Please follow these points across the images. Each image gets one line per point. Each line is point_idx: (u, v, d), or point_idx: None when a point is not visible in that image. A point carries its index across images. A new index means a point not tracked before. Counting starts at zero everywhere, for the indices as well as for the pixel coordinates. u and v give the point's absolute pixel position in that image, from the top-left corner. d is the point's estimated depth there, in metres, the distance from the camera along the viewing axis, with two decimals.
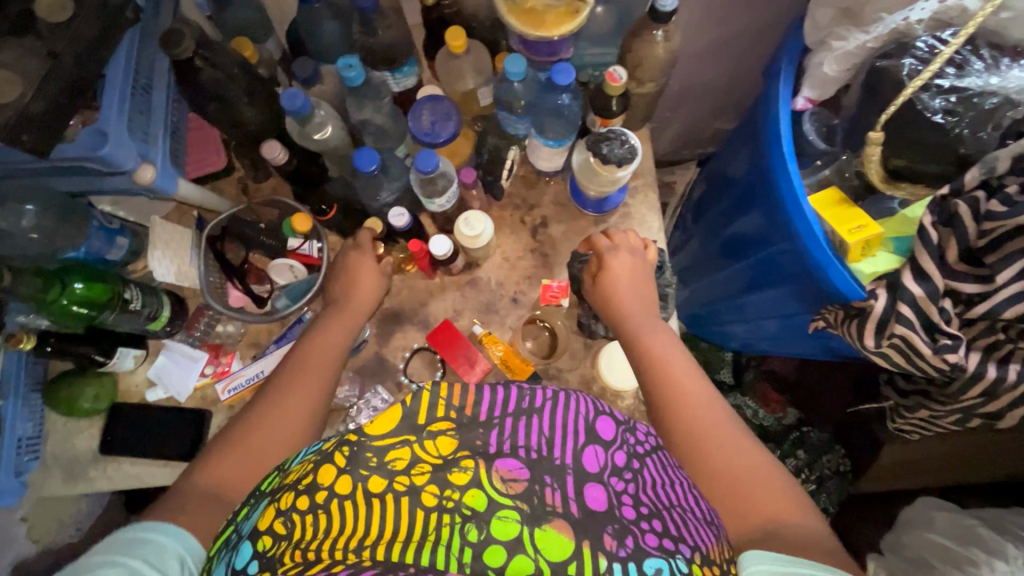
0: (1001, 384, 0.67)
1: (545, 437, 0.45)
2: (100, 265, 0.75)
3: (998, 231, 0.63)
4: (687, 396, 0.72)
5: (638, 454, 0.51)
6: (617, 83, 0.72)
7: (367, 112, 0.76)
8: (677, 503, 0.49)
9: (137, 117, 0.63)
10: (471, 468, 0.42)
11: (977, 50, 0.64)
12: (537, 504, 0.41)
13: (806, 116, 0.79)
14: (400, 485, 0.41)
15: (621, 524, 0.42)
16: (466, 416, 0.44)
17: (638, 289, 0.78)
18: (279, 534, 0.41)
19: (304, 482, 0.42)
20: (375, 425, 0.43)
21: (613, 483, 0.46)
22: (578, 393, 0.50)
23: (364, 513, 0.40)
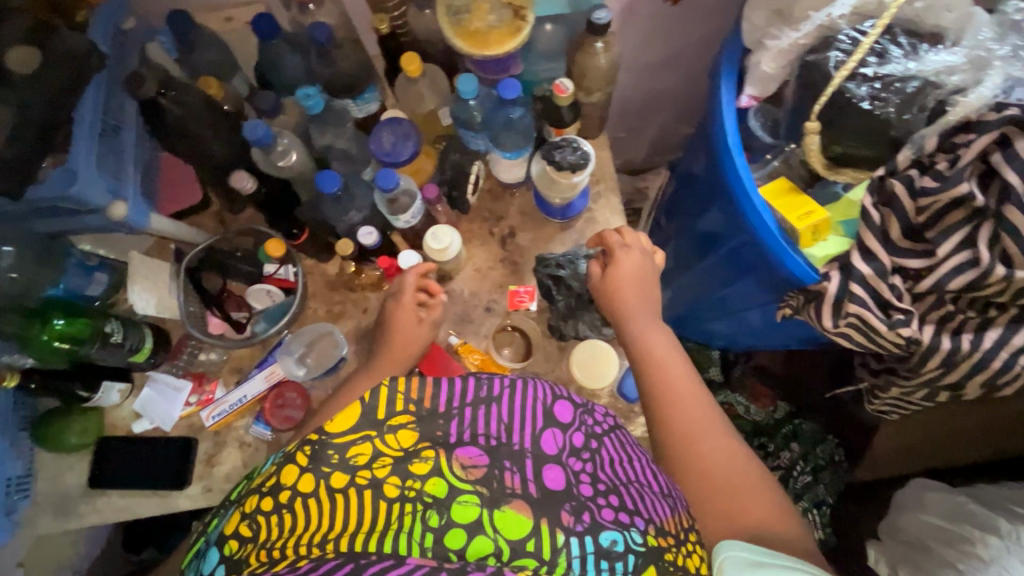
0: (957, 353, 0.70)
1: (503, 423, 0.49)
2: (79, 301, 0.78)
3: (934, 206, 0.66)
4: (684, 397, 0.74)
5: (598, 433, 0.54)
6: (565, 94, 0.76)
7: (330, 137, 0.79)
8: (637, 479, 0.52)
9: (106, 157, 0.67)
10: (432, 458, 0.46)
11: (895, 38, 0.67)
12: (497, 488, 0.45)
13: (751, 113, 0.83)
14: (361, 479, 0.45)
15: (578, 502, 0.46)
16: (425, 410, 0.49)
17: (640, 290, 0.80)
18: (244, 537, 0.44)
19: (268, 485, 0.46)
20: (335, 424, 0.47)
21: (572, 464, 0.49)
22: (535, 380, 0.54)
23: (326, 507, 0.44)
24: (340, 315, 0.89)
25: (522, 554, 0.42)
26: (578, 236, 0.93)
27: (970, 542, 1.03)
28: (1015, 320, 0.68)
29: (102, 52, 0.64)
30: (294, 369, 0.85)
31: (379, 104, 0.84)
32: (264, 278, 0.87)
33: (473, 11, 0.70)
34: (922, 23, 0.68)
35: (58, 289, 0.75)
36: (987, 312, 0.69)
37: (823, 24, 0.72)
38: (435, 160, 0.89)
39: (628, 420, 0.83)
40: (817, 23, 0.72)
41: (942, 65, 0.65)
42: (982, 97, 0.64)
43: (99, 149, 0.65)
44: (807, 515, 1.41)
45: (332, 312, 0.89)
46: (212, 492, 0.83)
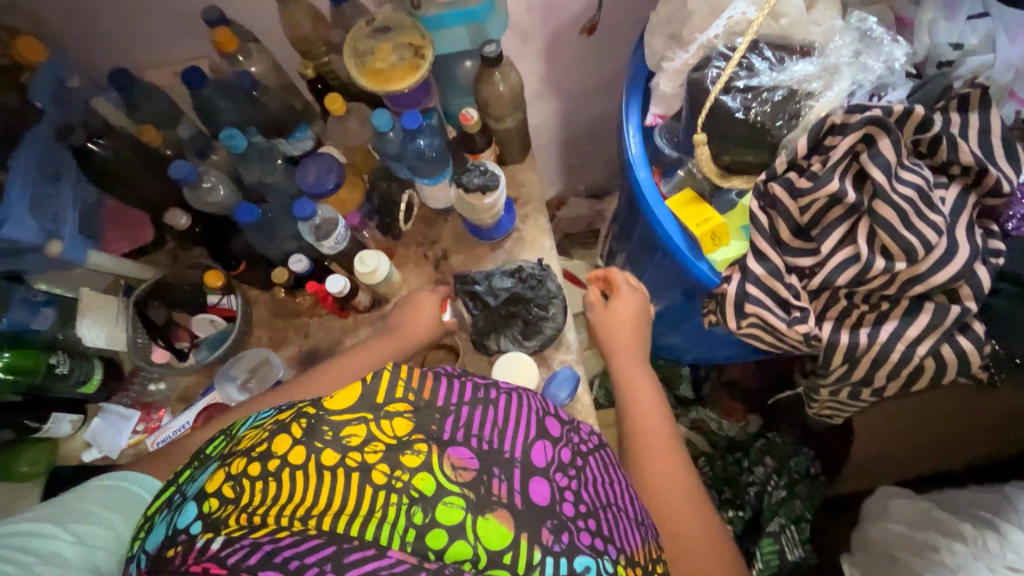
0: (856, 348, 0.71)
1: (497, 428, 0.46)
2: (25, 335, 0.81)
3: (814, 205, 0.68)
4: (661, 437, 0.78)
5: (583, 452, 0.50)
6: (471, 122, 0.82)
7: (258, 173, 0.86)
8: (616, 503, 0.49)
9: (46, 202, 0.74)
10: (425, 452, 0.42)
11: (761, 51, 0.73)
12: (484, 493, 0.41)
13: (657, 130, 0.87)
14: (352, 460, 0.40)
15: (559, 520, 0.42)
16: (424, 400, 0.45)
17: (628, 332, 0.86)
18: (226, 498, 0.40)
19: (258, 449, 0.42)
20: (335, 401, 0.44)
21: (558, 479, 0.45)
22: (525, 391, 0.51)
23: (311, 484, 0.39)
24: (281, 341, 0.93)
25: (497, 565, 0.38)
26: (508, 255, 0.96)
27: (937, 550, 1.00)
28: (908, 311, 0.69)
29: (40, 108, 0.73)
30: (233, 395, 0.88)
31: (313, 141, 0.90)
32: (208, 308, 0.92)
33: (376, 52, 0.78)
34: (791, 39, 0.73)
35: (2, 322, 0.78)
36: (881, 306, 0.71)
37: (703, 45, 0.77)
38: (363, 191, 0.94)
39: None
40: (699, 43, 0.77)
41: (802, 75, 0.71)
42: (833, 101, 0.70)
43: (36, 195, 0.72)
44: (784, 532, 1.31)
45: (275, 339, 0.93)
46: None
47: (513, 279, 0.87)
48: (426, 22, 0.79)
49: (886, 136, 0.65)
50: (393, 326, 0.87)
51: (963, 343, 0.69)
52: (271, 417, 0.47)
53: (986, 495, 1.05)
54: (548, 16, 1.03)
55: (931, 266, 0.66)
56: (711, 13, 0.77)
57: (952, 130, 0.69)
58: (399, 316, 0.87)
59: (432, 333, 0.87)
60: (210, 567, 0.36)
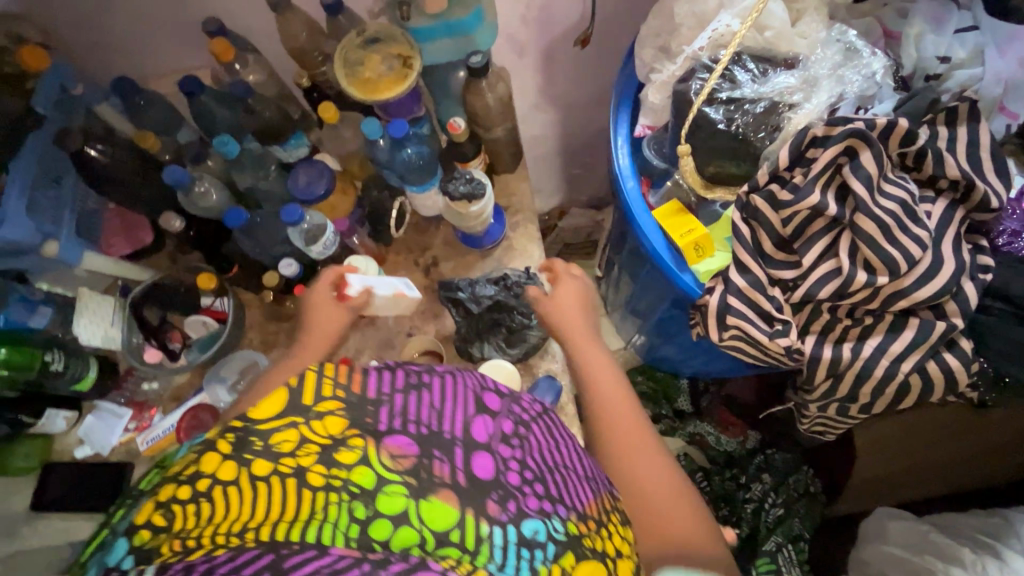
0: (840, 362, 0.69)
1: (436, 410, 0.43)
2: (22, 332, 0.83)
3: (795, 217, 0.68)
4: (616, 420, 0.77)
5: (526, 420, 0.48)
6: (458, 131, 0.84)
7: (250, 179, 0.88)
8: (564, 464, 0.49)
9: (43, 204, 0.77)
10: (361, 447, 0.39)
11: (744, 63, 0.73)
12: (426, 477, 0.39)
13: (645, 142, 0.86)
14: (285, 467, 0.37)
15: (504, 490, 0.42)
16: (355, 395, 0.41)
17: (579, 319, 0.84)
18: (157, 527, 0.37)
19: (186, 471, 0.38)
20: (258, 409, 0.39)
21: (501, 450, 0.44)
22: (462, 369, 0.48)
23: (246, 496, 0.37)
24: (272, 344, 0.95)
25: (446, 544, 0.37)
26: (497, 263, 0.96)
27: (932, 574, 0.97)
28: (893, 327, 0.68)
29: (42, 115, 0.76)
30: (222, 396, 0.89)
31: (308, 148, 0.91)
32: (201, 309, 0.93)
33: (365, 63, 0.80)
34: (775, 51, 0.73)
35: None
36: (865, 320, 0.70)
37: (687, 57, 0.77)
38: (355, 197, 0.95)
39: None
40: (686, 55, 0.77)
41: (783, 86, 0.71)
42: (810, 114, 0.70)
43: (32, 199, 0.75)
44: (780, 551, 1.28)
45: (266, 341, 0.95)
46: None
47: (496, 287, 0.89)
48: (415, 33, 0.81)
49: (868, 149, 0.65)
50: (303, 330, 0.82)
51: (949, 359, 0.67)
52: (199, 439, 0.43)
53: (987, 520, 1.03)
54: (543, 28, 1.04)
55: (916, 281, 0.65)
56: (698, 25, 0.78)
57: (940, 144, 0.68)
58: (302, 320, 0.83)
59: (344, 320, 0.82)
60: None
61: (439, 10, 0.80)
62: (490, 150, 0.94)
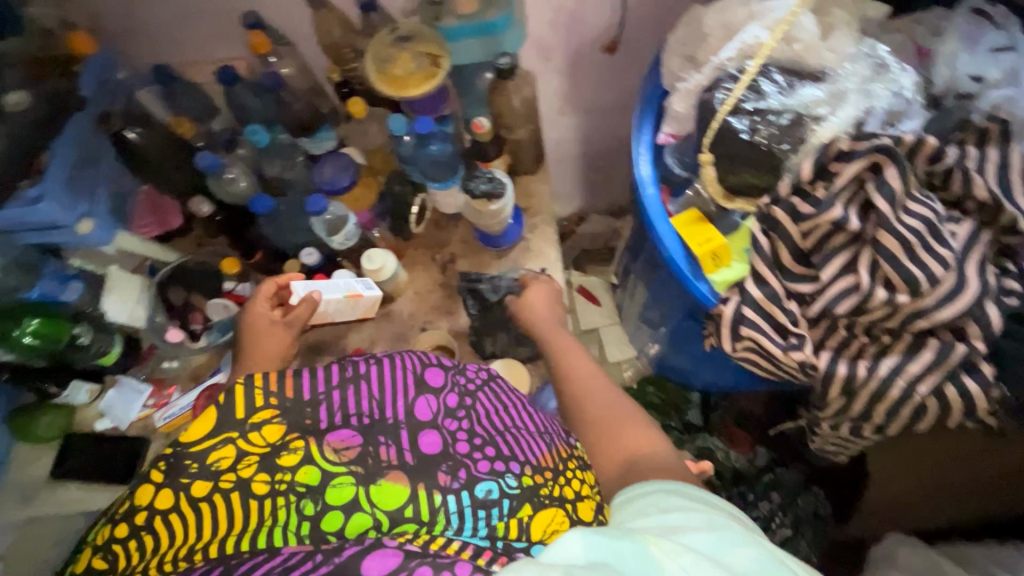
0: (854, 380, 0.68)
1: (375, 400, 0.48)
2: (54, 305, 0.86)
3: (816, 231, 0.67)
4: (572, 368, 0.80)
5: (472, 390, 0.52)
6: (483, 130, 0.85)
7: (278, 168, 0.90)
8: (514, 425, 0.52)
9: (82, 183, 0.80)
10: (302, 448, 0.45)
11: (771, 74, 0.73)
12: (372, 464, 0.45)
13: (667, 150, 0.84)
14: (225, 483, 0.44)
15: (454, 460, 0.46)
16: (289, 400, 0.47)
17: (536, 296, 0.88)
18: (99, 569, 0.46)
19: (122, 511, 0.46)
20: (188, 433, 0.46)
21: (447, 425, 0.49)
22: (403, 351, 0.52)
23: (190, 518, 0.44)
24: None
25: (401, 521, 0.42)
26: (513, 263, 0.97)
27: None
28: (911, 347, 0.67)
29: (84, 96, 0.79)
30: None
31: (335, 142, 0.93)
32: (223, 293, 0.95)
33: (395, 60, 0.82)
34: (804, 64, 0.73)
35: (32, 293, 0.84)
36: (882, 338, 0.69)
37: (714, 66, 0.77)
38: (376, 191, 0.96)
39: None
40: (713, 65, 0.77)
41: (810, 99, 0.71)
42: (838, 127, 0.69)
43: (74, 176, 0.78)
44: None
45: None
46: None
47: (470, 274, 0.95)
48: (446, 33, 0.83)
49: (893, 165, 0.65)
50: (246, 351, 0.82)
51: (968, 384, 0.66)
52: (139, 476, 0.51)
53: (1003, 554, 1.00)
54: (572, 33, 1.05)
55: (937, 301, 0.64)
56: (726, 36, 0.77)
57: (970, 163, 0.67)
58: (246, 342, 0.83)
59: (286, 337, 0.83)
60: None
61: (470, 13, 0.82)
62: (512, 150, 0.95)
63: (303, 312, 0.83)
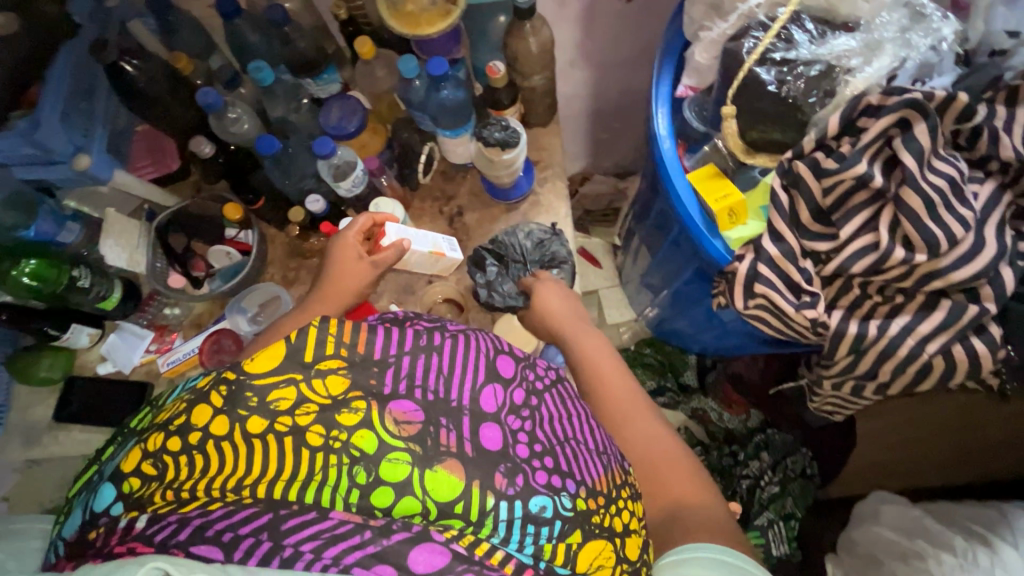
0: (864, 339, 0.69)
1: (443, 376, 0.49)
2: (52, 246, 0.85)
3: (838, 187, 0.66)
4: (615, 393, 0.77)
5: (538, 389, 0.53)
6: (498, 75, 0.82)
7: (281, 110, 0.88)
8: (573, 437, 0.53)
9: (77, 117, 0.76)
10: (364, 410, 0.44)
11: (803, 23, 0.70)
12: (431, 446, 0.44)
13: (686, 103, 0.85)
14: (281, 426, 0.43)
15: (513, 463, 0.46)
16: (359, 355, 0.47)
17: (564, 304, 0.84)
18: (147, 475, 0.44)
19: (175, 423, 0.44)
20: (255, 363, 0.45)
21: (511, 423, 0.49)
22: (478, 334, 0.54)
23: (241, 452, 0.42)
24: (294, 281, 0.95)
25: (449, 515, 0.43)
26: (522, 217, 0.95)
27: (923, 558, 0.99)
28: (923, 307, 0.68)
29: (77, 22, 0.75)
30: (244, 326, 0.91)
31: (340, 85, 0.89)
32: (225, 240, 0.94)
33: None
34: (836, 13, 0.70)
35: (28, 232, 0.82)
36: (896, 299, 0.69)
37: (742, 14, 0.74)
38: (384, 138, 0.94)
39: None
40: (740, 13, 0.74)
41: (842, 50, 0.68)
42: (870, 79, 0.67)
43: (67, 107, 0.74)
44: (772, 528, 1.31)
45: (286, 278, 0.95)
46: None
47: (497, 262, 0.90)
48: None
49: (923, 121, 0.63)
50: (323, 287, 0.81)
51: (976, 344, 0.67)
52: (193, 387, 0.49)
53: (982, 510, 1.04)
54: None
55: (954, 262, 0.64)
56: None
57: (999, 123, 0.65)
58: (326, 275, 0.81)
59: (367, 276, 0.80)
60: (137, 545, 0.40)
61: None
62: (526, 100, 0.92)
63: (390, 256, 0.80)
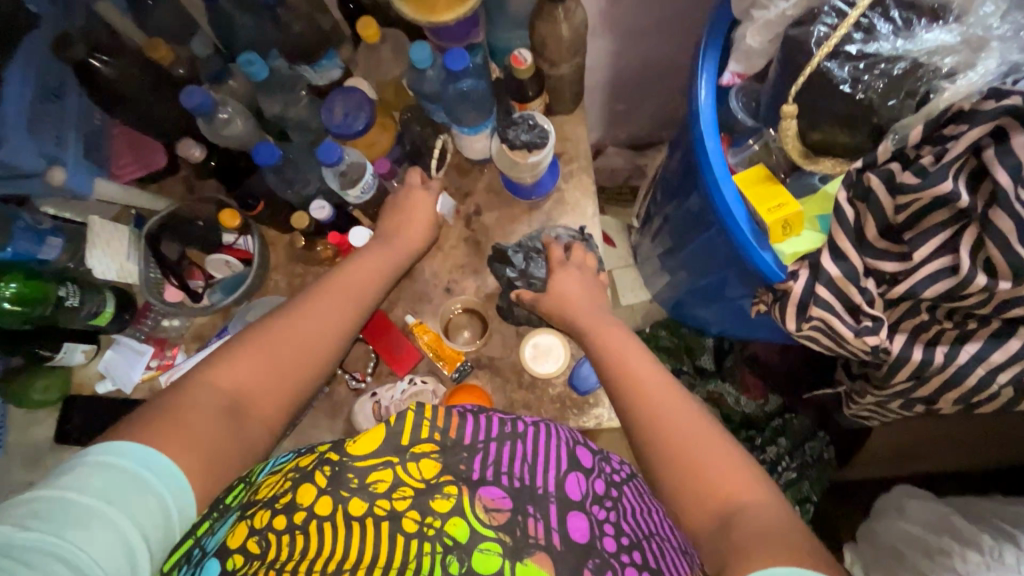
0: (928, 366, 0.64)
1: (528, 464, 0.44)
2: (32, 264, 0.77)
3: (914, 205, 0.59)
4: (643, 376, 0.63)
5: (617, 482, 0.49)
6: (523, 65, 0.73)
7: (279, 102, 0.77)
8: (658, 531, 0.48)
9: (44, 123, 0.67)
10: (455, 495, 0.41)
11: (886, 11, 0.61)
12: (520, 536, 0.39)
13: (733, 92, 0.75)
14: (380, 509, 0.40)
15: (601, 559, 0.41)
16: (450, 439, 0.44)
17: (582, 297, 0.75)
18: (251, 553, 0.39)
19: (281, 500, 0.41)
20: (358, 445, 0.42)
21: (596, 512, 0.44)
22: (556, 423, 0.50)
23: (342, 537, 0.39)
24: (300, 289, 0.87)
25: None
26: (546, 218, 0.87)
27: (949, 555, 0.98)
28: (997, 334, 0.62)
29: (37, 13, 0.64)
30: None
31: (342, 70, 0.80)
32: (222, 248, 0.86)
33: None
34: None
35: (6, 252, 0.73)
36: (966, 324, 0.63)
37: None
38: (393, 134, 0.84)
39: (580, 412, 0.80)
40: None
41: (933, 46, 0.59)
42: (972, 84, 0.59)
43: (35, 114, 0.64)
44: None
45: (291, 286, 0.87)
46: None
47: (518, 271, 0.82)
48: None
49: (1022, 132, 0.55)
50: (389, 233, 0.76)
51: None
52: (292, 461, 0.46)
53: (1011, 508, 1.03)
54: None
55: None
56: None
57: None
58: (387, 222, 0.77)
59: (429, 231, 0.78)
60: None
61: None
62: (550, 87, 0.82)
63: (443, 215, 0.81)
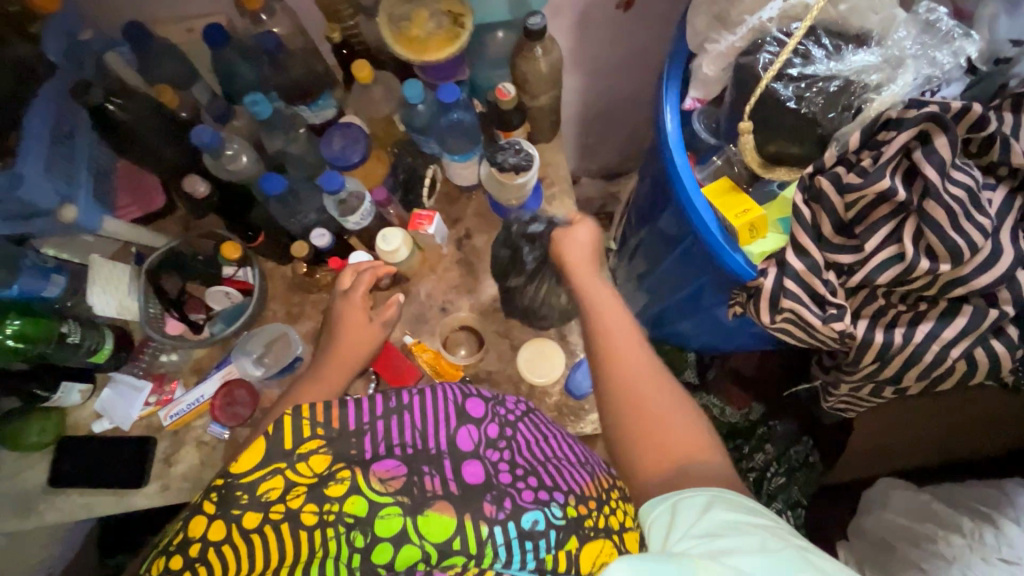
0: (890, 347, 0.70)
1: (418, 430, 0.48)
2: (36, 302, 0.79)
3: (861, 202, 0.67)
4: (626, 343, 0.71)
5: (512, 420, 0.53)
6: (508, 98, 0.80)
7: (281, 142, 0.82)
8: (554, 455, 0.53)
9: (59, 163, 0.71)
10: (348, 478, 0.44)
11: (819, 38, 0.71)
12: (418, 493, 0.44)
13: (694, 115, 0.83)
14: (276, 514, 0.43)
15: (498, 491, 0.46)
16: (334, 430, 0.47)
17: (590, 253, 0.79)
18: None
19: (174, 542, 0.44)
20: (239, 464, 0.45)
21: (490, 456, 0.49)
22: (444, 383, 0.53)
23: (243, 550, 0.43)
24: (299, 317, 0.90)
25: (451, 553, 0.43)
26: None
27: (934, 541, 1.03)
28: (945, 313, 0.69)
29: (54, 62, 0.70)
30: (250, 369, 0.86)
31: (336, 110, 0.86)
32: (222, 279, 0.88)
33: (412, 19, 0.76)
34: (848, 25, 0.71)
35: (12, 290, 0.76)
36: (919, 306, 0.71)
37: (753, 28, 0.73)
38: (387, 165, 0.90)
39: (577, 418, 0.84)
40: (750, 26, 0.73)
41: (861, 65, 0.69)
42: (895, 95, 0.69)
43: (52, 157, 0.69)
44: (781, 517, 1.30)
45: (291, 314, 0.90)
46: (169, 491, 0.84)
47: (543, 224, 0.88)
48: None
49: (943, 134, 0.64)
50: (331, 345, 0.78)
51: (995, 346, 0.69)
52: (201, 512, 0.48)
53: (983, 489, 1.08)
54: None
55: (975, 269, 0.65)
56: None
57: (1006, 130, 0.67)
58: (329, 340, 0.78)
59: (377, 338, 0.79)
60: None
61: None
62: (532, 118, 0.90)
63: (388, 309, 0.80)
